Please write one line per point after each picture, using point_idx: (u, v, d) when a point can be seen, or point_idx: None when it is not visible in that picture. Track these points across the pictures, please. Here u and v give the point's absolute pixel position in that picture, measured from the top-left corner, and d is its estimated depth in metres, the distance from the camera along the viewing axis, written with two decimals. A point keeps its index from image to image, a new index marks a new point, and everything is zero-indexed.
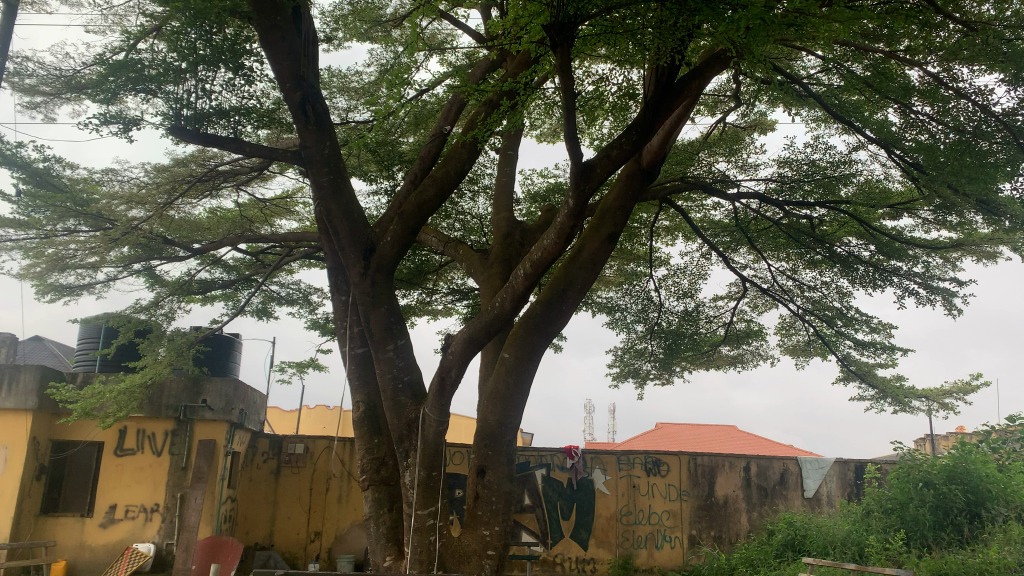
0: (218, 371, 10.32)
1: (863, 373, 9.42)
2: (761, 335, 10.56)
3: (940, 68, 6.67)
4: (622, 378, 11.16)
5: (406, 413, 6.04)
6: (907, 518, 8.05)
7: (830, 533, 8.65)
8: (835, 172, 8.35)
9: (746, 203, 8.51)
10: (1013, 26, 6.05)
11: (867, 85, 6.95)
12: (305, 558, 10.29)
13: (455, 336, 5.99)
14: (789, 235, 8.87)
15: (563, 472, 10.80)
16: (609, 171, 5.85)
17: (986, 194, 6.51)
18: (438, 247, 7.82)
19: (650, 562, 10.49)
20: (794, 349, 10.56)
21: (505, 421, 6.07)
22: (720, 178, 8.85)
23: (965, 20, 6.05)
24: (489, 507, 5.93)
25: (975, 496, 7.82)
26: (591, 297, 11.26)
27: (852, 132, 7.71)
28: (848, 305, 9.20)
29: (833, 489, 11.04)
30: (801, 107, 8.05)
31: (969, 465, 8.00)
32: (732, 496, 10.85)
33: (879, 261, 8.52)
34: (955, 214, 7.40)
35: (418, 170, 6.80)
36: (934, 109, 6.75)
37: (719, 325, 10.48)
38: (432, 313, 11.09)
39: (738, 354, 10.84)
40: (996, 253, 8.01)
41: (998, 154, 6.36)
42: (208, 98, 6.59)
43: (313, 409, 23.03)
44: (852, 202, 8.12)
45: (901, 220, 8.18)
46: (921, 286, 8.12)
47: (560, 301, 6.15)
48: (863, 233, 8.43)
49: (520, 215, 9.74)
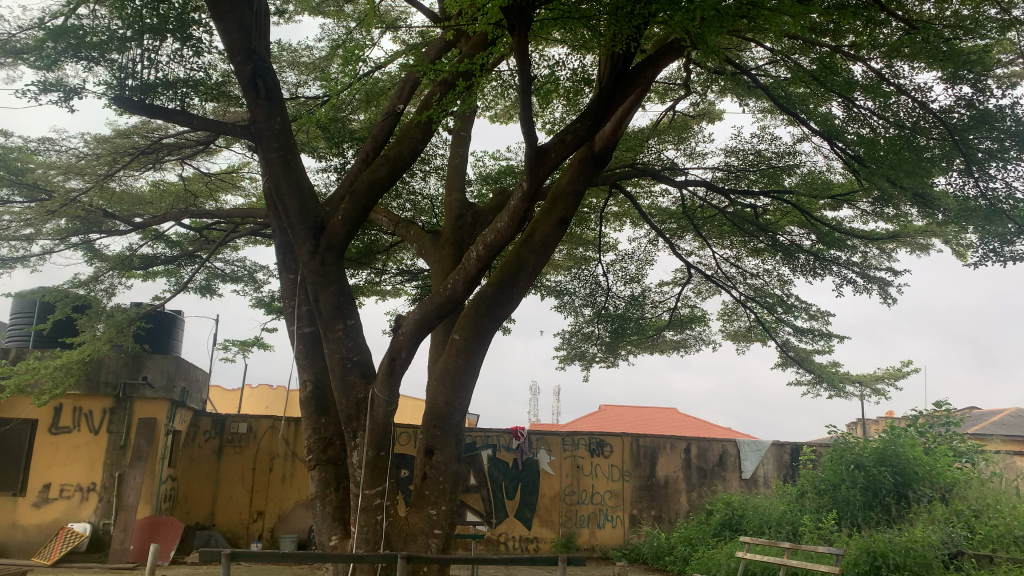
0: (159, 348, 10.10)
1: (801, 359, 9.72)
2: (704, 320, 10.81)
3: (883, 64, 6.87)
4: (569, 360, 11.27)
5: (355, 392, 6.03)
6: (840, 498, 8.38)
7: (765, 513, 8.97)
8: (780, 162, 8.54)
9: (693, 190, 8.67)
10: (952, 26, 6.28)
11: (813, 78, 7.16)
12: (247, 537, 10.20)
13: (406, 315, 5.99)
14: (734, 223, 9.06)
15: (509, 453, 10.88)
16: (564, 156, 5.89)
17: (922, 187, 6.77)
18: (388, 227, 7.76)
19: (592, 540, 10.68)
20: (735, 334, 10.82)
21: (454, 402, 6.10)
22: (669, 165, 8.99)
23: (907, 18, 6.26)
24: (437, 486, 5.96)
25: (903, 477, 8.17)
26: (540, 280, 11.34)
27: (798, 124, 7.92)
28: (788, 292, 9.47)
29: (769, 470, 11.38)
30: (749, 98, 8.25)
31: (898, 448, 8.34)
32: (672, 477, 11.11)
33: (819, 250, 8.78)
34: (892, 206, 7.68)
35: (370, 149, 6.72)
36: (876, 105, 6.92)
37: (664, 311, 10.68)
38: (380, 293, 11.02)
39: (681, 340, 11.07)
40: (929, 245, 8.35)
41: (934, 150, 6.59)
42: (154, 68, 6.42)
43: (256, 388, 22.69)
44: (795, 192, 8.34)
45: (841, 211, 8.43)
46: (859, 275, 8.40)
47: (511, 284, 6.19)
48: (805, 222, 8.67)
49: (472, 196, 9.70)
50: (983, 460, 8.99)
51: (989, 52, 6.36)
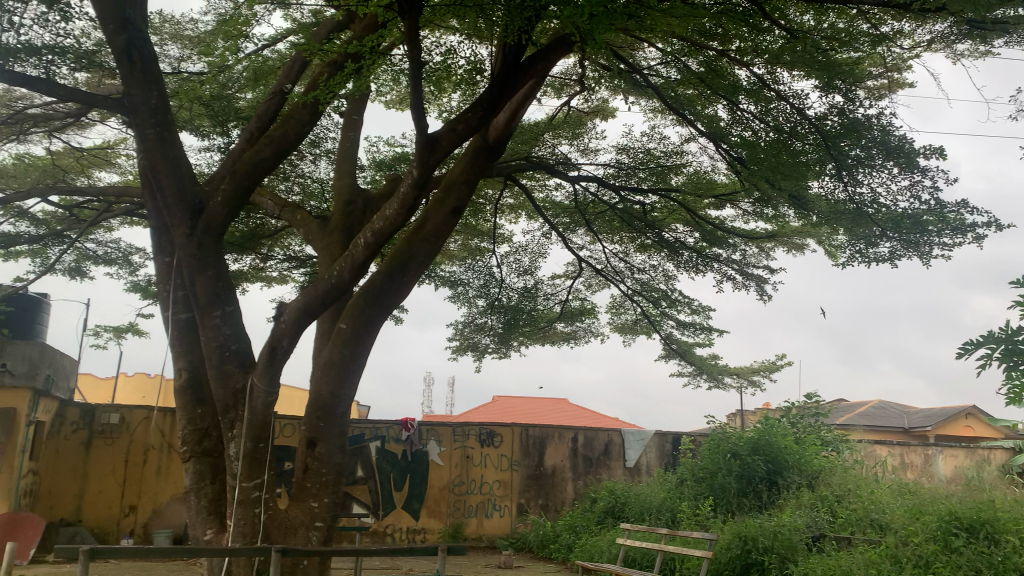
0: (20, 333, 9.44)
1: (683, 352, 10.06)
2: (593, 313, 11.03)
3: (764, 70, 7.13)
4: (461, 351, 11.26)
5: (233, 382, 5.82)
6: (716, 485, 8.73)
7: (646, 501, 9.26)
8: (668, 161, 8.78)
9: (585, 185, 8.81)
10: (829, 38, 6.59)
11: (700, 80, 7.43)
12: (117, 534, 9.69)
13: (289, 303, 5.82)
14: (623, 219, 9.27)
15: (398, 444, 10.78)
16: (455, 145, 5.85)
17: (798, 189, 7.15)
18: (274, 211, 7.50)
19: (479, 530, 10.72)
20: (622, 326, 11.08)
21: (339, 392, 5.97)
22: (562, 159, 9.10)
23: (789, 28, 6.55)
24: (319, 478, 5.83)
25: (774, 465, 8.60)
26: (433, 270, 11.26)
27: (685, 124, 8.16)
28: (672, 287, 9.78)
29: (652, 459, 11.71)
30: (641, 97, 8.45)
31: (771, 437, 8.77)
32: (559, 466, 11.29)
33: (702, 247, 9.12)
34: (770, 207, 8.04)
35: (254, 128, 6.47)
36: (757, 109, 7.20)
37: (556, 303, 10.83)
38: (266, 279, 10.67)
39: (572, 332, 11.25)
40: (803, 245, 8.80)
41: (809, 154, 6.92)
42: (16, 32, 5.98)
43: (132, 377, 21.59)
44: (681, 191, 8.60)
45: (724, 211, 8.76)
46: (738, 272, 8.77)
47: (400, 273, 6.11)
48: (689, 220, 8.96)
49: (365, 182, 9.51)
50: (846, 449, 9.58)
51: (860, 65, 6.75)
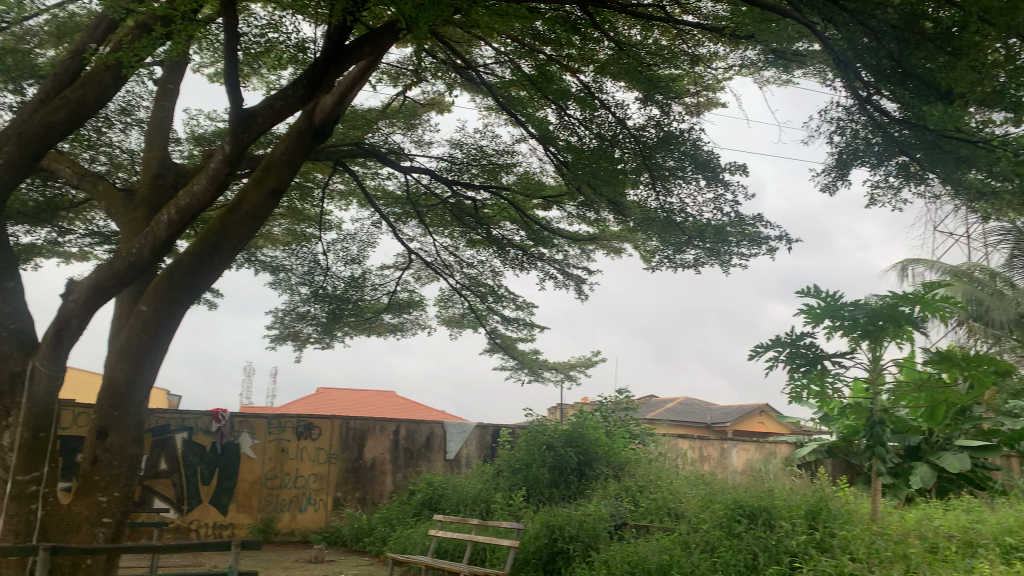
0: None
1: (506, 346, 10.29)
2: (421, 306, 11.04)
3: (591, 78, 7.35)
4: (281, 340, 10.87)
5: (9, 365, 5.30)
6: (530, 477, 8.97)
7: (462, 492, 9.39)
8: (499, 159, 8.92)
9: (416, 177, 8.79)
10: (652, 53, 6.94)
11: (530, 83, 7.54)
12: None
13: (79, 280, 5.36)
14: (453, 213, 9.32)
15: (207, 436, 10.25)
16: (273, 123, 5.62)
17: (616, 195, 7.51)
18: (72, 179, 6.90)
19: (291, 525, 10.40)
20: (449, 320, 11.12)
21: (136, 379, 5.58)
22: (394, 149, 9.00)
23: (616, 40, 6.82)
24: (108, 471, 5.42)
25: (584, 457, 8.99)
26: (254, 254, 10.78)
27: (517, 125, 8.30)
28: (498, 283, 9.96)
29: (472, 451, 11.80)
30: (475, 94, 8.53)
31: (583, 430, 9.16)
32: (379, 459, 11.18)
33: (527, 245, 9.38)
34: (592, 211, 8.37)
35: (48, 88, 5.92)
36: (583, 115, 7.44)
37: (383, 294, 10.76)
38: (64, 255, 9.78)
39: (398, 323, 11.16)
40: (621, 249, 9.24)
41: (627, 163, 7.27)
42: None
43: None
44: (511, 189, 8.76)
45: (551, 212, 9.00)
46: (559, 271, 9.08)
47: (211, 255, 5.80)
48: (517, 219, 9.15)
49: (181, 156, 8.93)
50: (652, 441, 10.17)
51: (679, 82, 7.15)
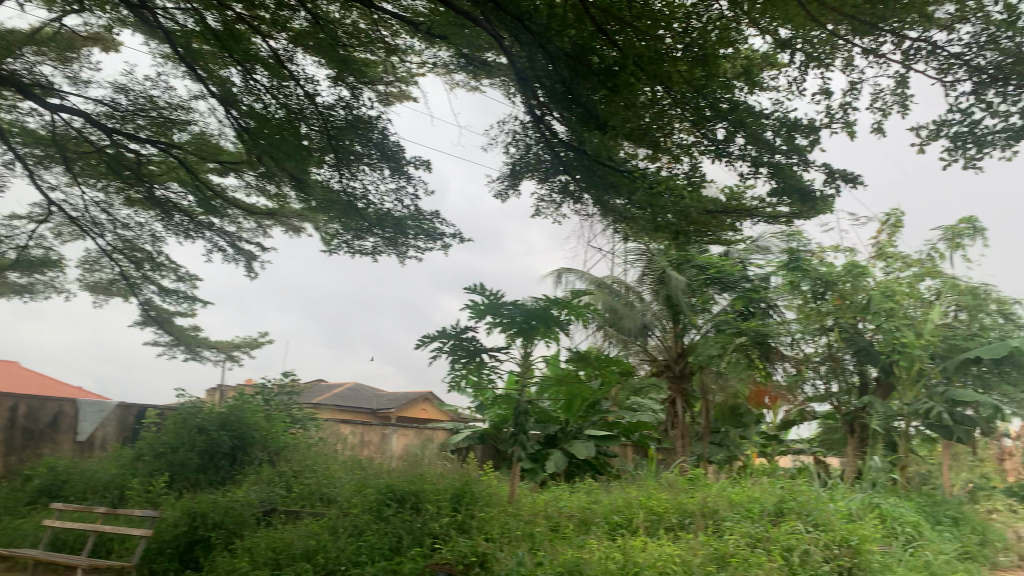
0: None
1: (162, 319, 9.47)
2: (59, 266, 9.73)
3: (282, 46, 6.71)
4: None
5: None
6: (174, 461, 8.25)
7: (93, 478, 8.39)
8: (172, 114, 7.95)
9: (68, 119, 7.72)
10: (350, 34, 6.74)
11: (214, 39, 6.56)
12: None
13: None
14: (110, 166, 8.21)
15: None
16: None
17: (299, 173, 7.25)
18: None
19: None
20: (95, 286, 9.98)
21: None
22: (41, 85, 7.77)
23: (315, 13, 6.41)
24: None
25: (240, 441, 8.55)
26: None
27: (197, 81, 7.42)
28: (159, 250, 9.11)
29: (109, 433, 10.71)
30: (150, 37, 7.60)
31: (241, 414, 8.72)
32: None
33: (195, 212, 8.81)
34: (273, 185, 7.95)
35: None
36: (272, 83, 6.81)
37: (10, 249, 9.26)
38: None
39: (28, 285, 9.85)
40: (301, 228, 8.98)
41: (313, 140, 7.04)
42: None
43: None
44: (182, 150, 7.98)
45: (227, 179, 8.40)
46: (230, 245, 8.57)
47: None
48: (186, 182, 8.42)
49: None
50: (313, 425, 10.00)
51: (374, 68, 7.09)
